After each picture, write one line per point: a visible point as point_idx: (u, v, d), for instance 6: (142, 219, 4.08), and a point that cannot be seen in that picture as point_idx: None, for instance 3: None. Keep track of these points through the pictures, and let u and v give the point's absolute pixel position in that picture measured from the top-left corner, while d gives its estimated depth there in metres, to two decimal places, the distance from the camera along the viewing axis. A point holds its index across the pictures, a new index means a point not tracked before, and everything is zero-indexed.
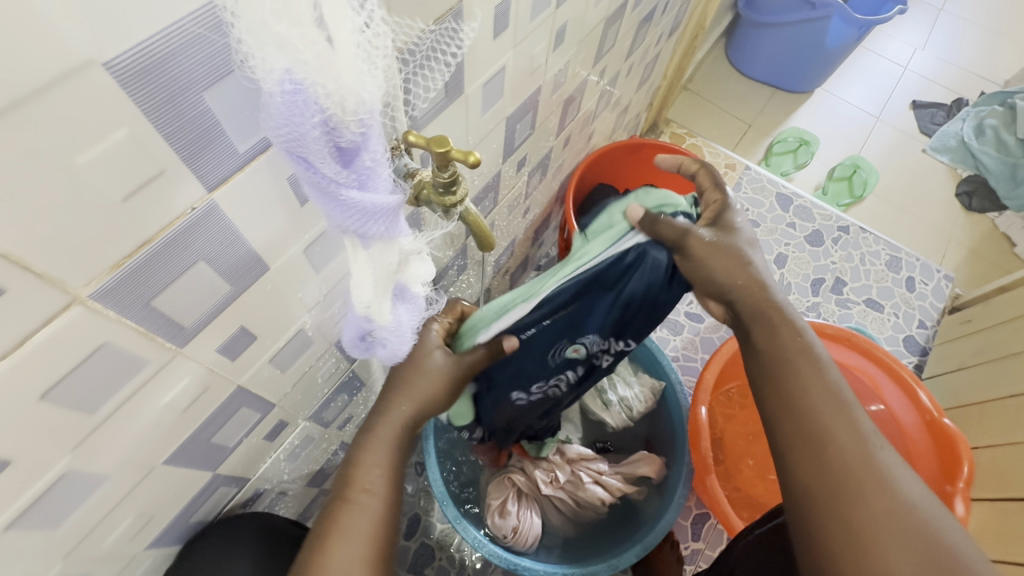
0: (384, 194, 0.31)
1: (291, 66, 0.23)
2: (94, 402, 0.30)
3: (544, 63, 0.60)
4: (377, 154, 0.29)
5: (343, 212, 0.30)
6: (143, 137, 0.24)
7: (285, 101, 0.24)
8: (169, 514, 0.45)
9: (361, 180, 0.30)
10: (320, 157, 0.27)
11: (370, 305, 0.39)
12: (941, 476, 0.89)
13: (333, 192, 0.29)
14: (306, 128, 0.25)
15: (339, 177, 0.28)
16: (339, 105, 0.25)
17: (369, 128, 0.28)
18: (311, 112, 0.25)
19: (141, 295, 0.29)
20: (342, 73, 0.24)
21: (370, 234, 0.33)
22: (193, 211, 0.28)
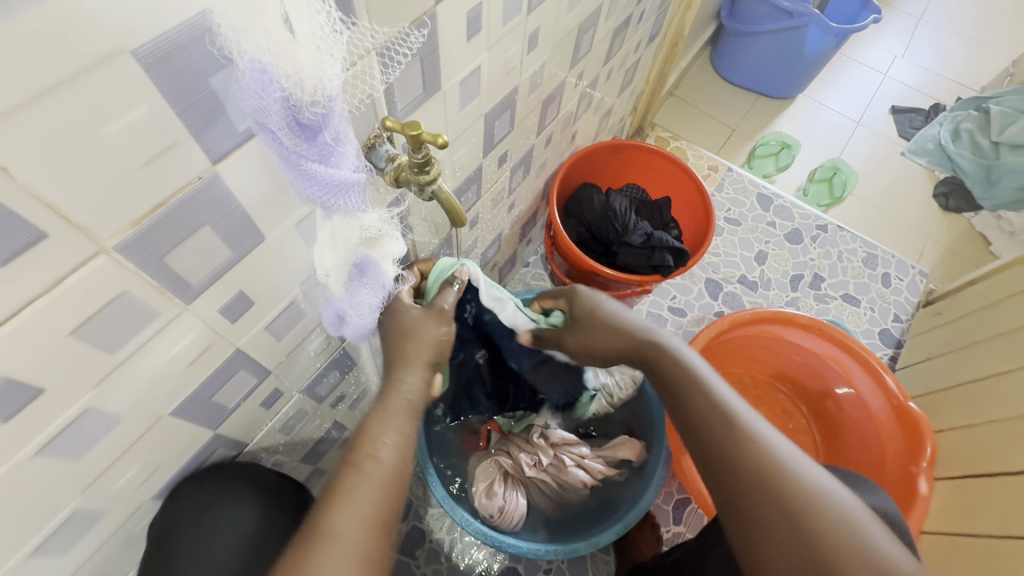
0: (343, 168, 0.38)
1: (261, 50, 0.29)
2: (112, 345, 0.35)
3: (519, 65, 0.66)
4: (336, 131, 0.35)
5: (305, 181, 0.36)
6: (160, 114, 0.29)
7: (254, 78, 0.29)
8: (174, 465, 0.50)
9: (321, 155, 0.36)
10: (283, 130, 0.32)
11: (330, 273, 0.46)
12: (908, 455, 0.94)
13: (297, 164, 0.35)
14: (270, 103, 0.31)
15: (301, 150, 0.34)
16: (301, 86, 0.31)
17: (329, 109, 0.34)
18: (274, 89, 0.30)
19: (155, 251, 0.34)
20: (300, 57, 0.30)
21: (332, 206, 0.39)
22: (199, 179, 0.33)
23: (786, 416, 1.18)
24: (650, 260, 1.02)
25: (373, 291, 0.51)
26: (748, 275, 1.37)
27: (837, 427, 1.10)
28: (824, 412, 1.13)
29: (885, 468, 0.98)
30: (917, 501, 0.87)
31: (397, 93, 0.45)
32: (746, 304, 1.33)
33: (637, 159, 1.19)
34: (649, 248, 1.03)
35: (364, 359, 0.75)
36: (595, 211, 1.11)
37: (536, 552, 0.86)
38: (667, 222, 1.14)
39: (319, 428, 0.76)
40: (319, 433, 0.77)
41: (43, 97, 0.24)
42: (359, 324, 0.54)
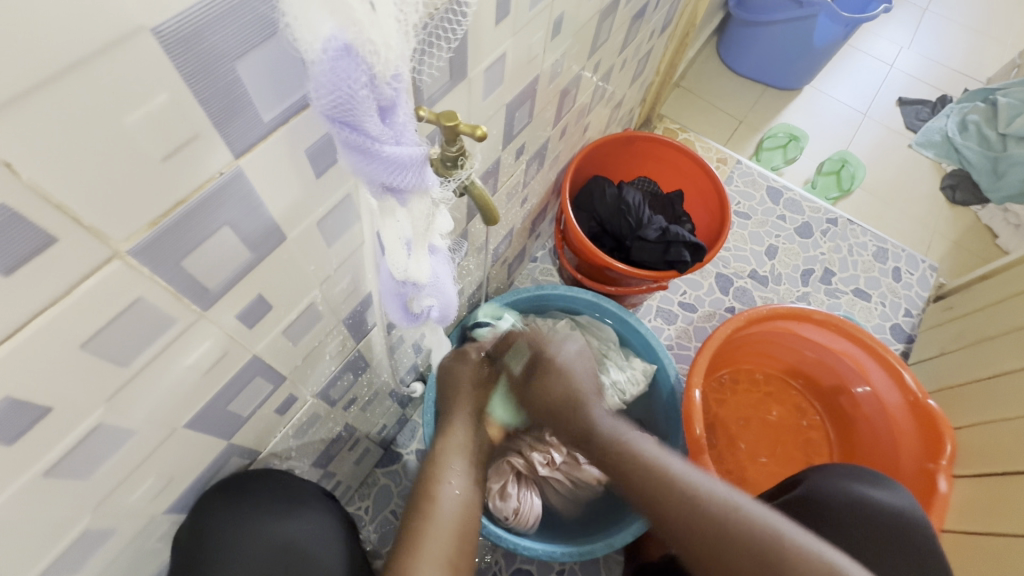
0: (414, 147, 0.34)
1: (340, 27, 0.26)
2: (126, 357, 0.32)
3: (542, 52, 0.63)
4: (407, 110, 0.32)
5: (381, 169, 0.32)
6: (183, 101, 0.26)
7: (330, 66, 0.26)
8: (187, 478, 0.47)
9: (396, 136, 0.32)
10: (366, 116, 0.29)
11: (409, 270, 0.42)
12: (924, 454, 0.92)
13: (375, 151, 0.31)
14: (354, 89, 0.27)
15: (380, 134, 0.31)
16: (382, 62, 0.28)
17: (401, 85, 0.30)
18: (356, 72, 0.27)
19: (174, 254, 0.31)
20: (384, 30, 0.27)
21: (406, 189, 0.35)
22: (221, 175, 0.30)
23: (799, 412, 1.17)
24: (666, 256, 1.00)
25: (439, 264, 0.48)
26: (759, 269, 1.35)
27: (851, 424, 1.09)
28: (836, 409, 1.12)
29: (900, 465, 0.97)
30: (937, 498, 0.85)
31: (425, 77, 0.42)
32: (757, 299, 1.31)
33: (648, 151, 1.16)
34: (665, 243, 1.01)
35: (377, 360, 0.72)
36: (607, 205, 1.08)
37: (552, 555, 0.84)
38: (679, 215, 1.12)
39: (330, 431, 0.74)
40: (331, 436, 0.75)
41: (52, 82, 0.21)
42: (429, 303, 0.50)
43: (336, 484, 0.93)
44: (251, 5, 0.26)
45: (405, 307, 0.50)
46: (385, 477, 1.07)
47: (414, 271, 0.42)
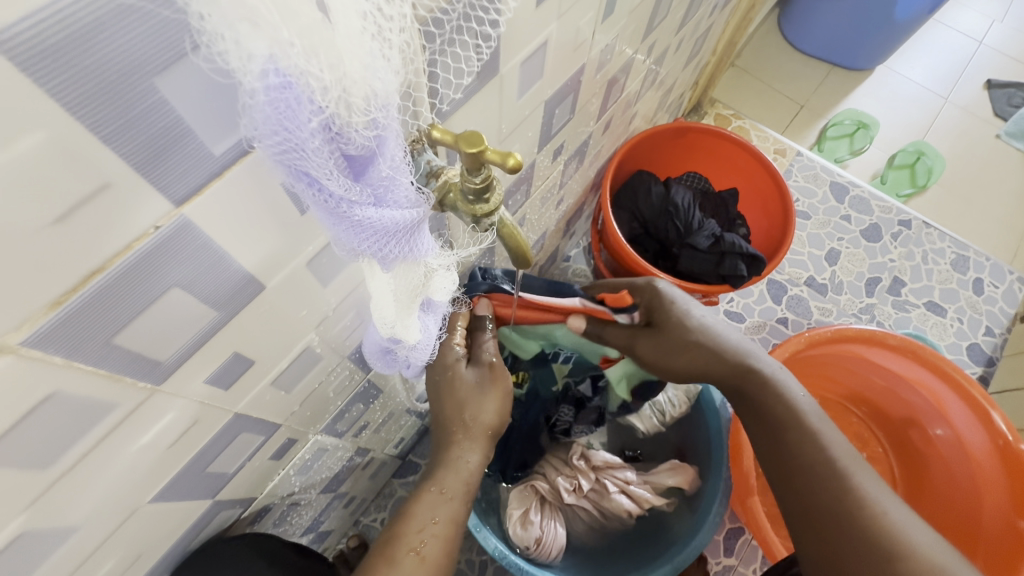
0: (405, 210, 0.27)
1: (283, 53, 0.18)
2: (49, 458, 0.25)
3: (591, 37, 0.52)
4: (395, 161, 0.25)
5: (356, 233, 0.26)
6: (73, 138, 0.17)
7: (271, 100, 0.19)
8: (165, 545, 0.41)
9: (376, 196, 0.26)
10: (322, 171, 0.22)
11: (394, 324, 0.37)
12: (1013, 506, 0.79)
13: (344, 212, 0.25)
14: (302, 136, 0.20)
15: (348, 192, 0.24)
16: (344, 103, 0.21)
17: (385, 132, 0.24)
18: (306, 113, 0.20)
19: (98, 333, 0.23)
20: (343, 55, 0.20)
21: (390, 257, 0.29)
22: (157, 230, 0.22)
23: (858, 441, 1.05)
24: (719, 268, 0.88)
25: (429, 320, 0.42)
26: (818, 277, 1.21)
27: (922, 464, 0.96)
28: (905, 443, 0.99)
29: (980, 514, 0.84)
30: None
31: (444, 94, 0.33)
32: (814, 310, 1.18)
33: (702, 145, 1.03)
34: (718, 254, 0.89)
35: (391, 386, 0.65)
36: (651, 206, 0.97)
37: None
38: (733, 218, 1.00)
39: (339, 459, 0.67)
40: (341, 462, 0.69)
41: None
42: (417, 355, 0.46)
43: (349, 502, 0.87)
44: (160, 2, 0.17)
45: (387, 351, 0.46)
46: (402, 488, 1.01)
47: (401, 331, 0.38)
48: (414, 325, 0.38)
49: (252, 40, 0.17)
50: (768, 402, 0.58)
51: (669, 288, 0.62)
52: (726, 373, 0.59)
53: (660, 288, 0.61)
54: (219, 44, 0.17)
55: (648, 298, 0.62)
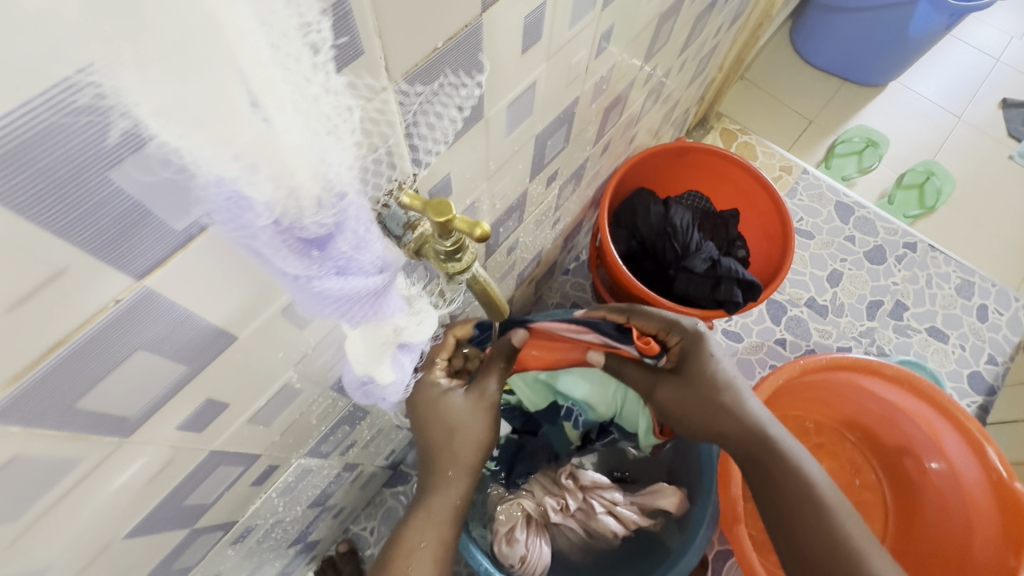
0: (370, 278, 0.28)
1: (231, 171, 0.19)
2: (15, 510, 0.25)
3: (585, 71, 0.51)
4: (358, 240, 0.26)
5: (323, 306, 0.27)
6: (24, 234, 0.17)
7: (221, 203, 0.20)
8: (143, 570, 0.42)
9: (342, 269, 0.26)
10: (280, 258, 0.23)
11: (367, 369, 0.37)
12: (1004, 543, 0.79)
13: (308, 291, 0.25)
14: (255, 230, 0.22)
15: (310, 272, 0.25)
16: (294, 199, 0.21)
17: (345, 212, 0.24)
18: (257, 214, 0.21)
19: (58, 401, 0.23)
20: (290, 161, 0.20)
21: (361, 319, 0.30)
22: (118, 302, 0.22)
23: (852, 468, 1.04)
24: (715, 293, 0.88)
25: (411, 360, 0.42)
26: (818, 298, 1.20)
27: (915, 496, 0.95)
28: (899, 472, 0.98)
29: (970, 549, 0.84)
30: None
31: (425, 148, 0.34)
32: (814, 332, 1.17)
33: (703, 164, 1.02)
34: (715, 278, 0.89)
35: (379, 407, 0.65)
36: (650, 225, 0.96)
37: None
38: (732, 239, 1.00)
39: (325, 476, 0.68)
40: (327, 479, 0.70)
41: None
42: (390, 392, 0.45)
43: (338, 513, 0.88)
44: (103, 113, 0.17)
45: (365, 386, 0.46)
46: (392, 498, 1.02)
47: (373, 372, 0.38)
48: (390, 368, 0.39)
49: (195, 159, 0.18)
50: (771, 463, 0.57)
51: (711, 340, 0.60)
52: (739, 437, 0.58)
53: (703, 334, 0.59)
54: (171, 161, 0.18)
55: (688, 342, 0.60)
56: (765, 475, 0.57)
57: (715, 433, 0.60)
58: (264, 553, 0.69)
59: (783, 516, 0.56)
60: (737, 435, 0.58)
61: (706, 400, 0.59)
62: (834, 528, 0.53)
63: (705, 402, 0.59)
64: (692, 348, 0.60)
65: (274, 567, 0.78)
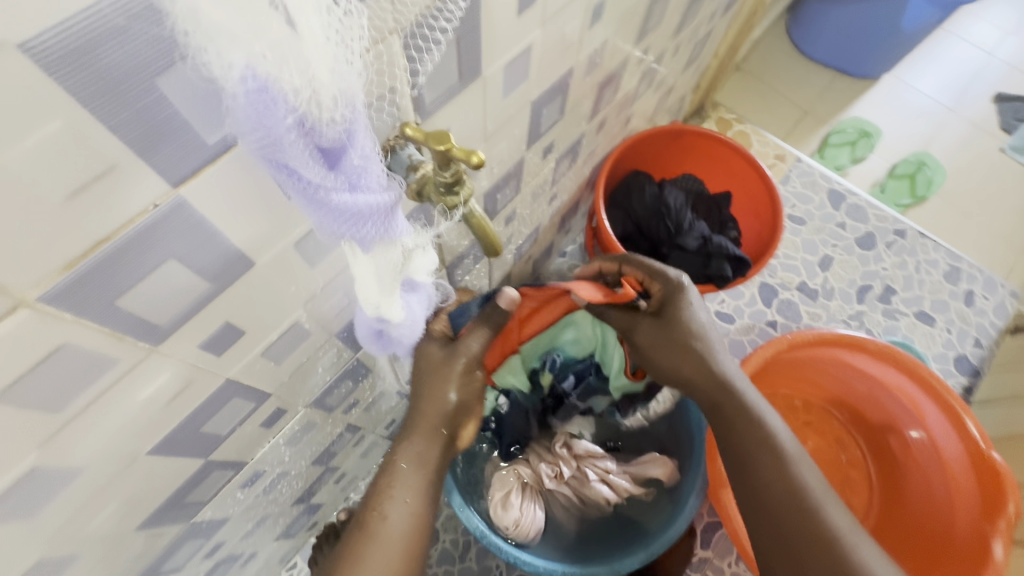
0: (377, 192, 0.30)
1: (261, 65, 0.21)
2: (57, 402, 0.29)
3: (578, 42, 0.54)
4: (365, 151, 0.28)
5: (335, 219, 0.29)
6: (85, 129, 0.21)
7: (249, 101, 0.22)
8: (161, 496, 0.45)
9: (352, 182, 0.29)
10: (299, 161, 0.25)
11: (380, 306, 0.39)
12: (981, 512, 0.82)
13: (322, 199, 0.28)
14: (281, 132, 0.24)
15: (325, 180, 0.27)
16: (312, 101, 0.24)
17: (353, 122, 0.27)
18: (282, 111, 0.23)
19: (101, 296, 0.26)
20: (312, 63, 0.22)
21: (367, 238, 0.32)
22: (156, 208, 0.25)
23: (839, 446, 1.07)
24: (706, 269, 0.92)
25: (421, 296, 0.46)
26: (809, 281, 1.23)
27: (897, 470, 0.98)
28: (882, 448, 1.01)
29: (948, 519, 0.86)
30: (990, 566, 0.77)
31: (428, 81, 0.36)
32: (804, 314, 1.20)
33: (697, 147, 1.05)
34: (705, 255, 0.93)
35: (381, 366, 0.68)
36: (645, 205, 0.99)
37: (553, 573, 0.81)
38: (725, 220, 1.03)
39: (329, 433, 0.71)
40: (330, 437, 0.73)
41: None
42: (406, 336, 0.48)
43: (340, 477, 0.91)
44: (146, 24, 0.20)
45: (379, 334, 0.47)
46: None
47: (386, 310, 0.40)
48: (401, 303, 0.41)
49: (230, 52, 0.20)
50: (735, 412, 0.61)
51: (691, 292, 0.65)
52: (702, 381, 0.63)
53: (685, 285, 0.64)
54: (204, 55, 0.21)
55: (669, 289, 0.65)
56: (730, 425, 0.61)
57: (681, 380, 0.64)
58: (269, 507, 0.72)
59: (740, 463, 0.60)
60: (701, 379, 0.63)
61: (672, 341, 0.64)
62: (791, 475, 0.57)
63: (674, 343, 0.63)
64: (670, 297, 0.65)
65: (279, 525, 0.81)
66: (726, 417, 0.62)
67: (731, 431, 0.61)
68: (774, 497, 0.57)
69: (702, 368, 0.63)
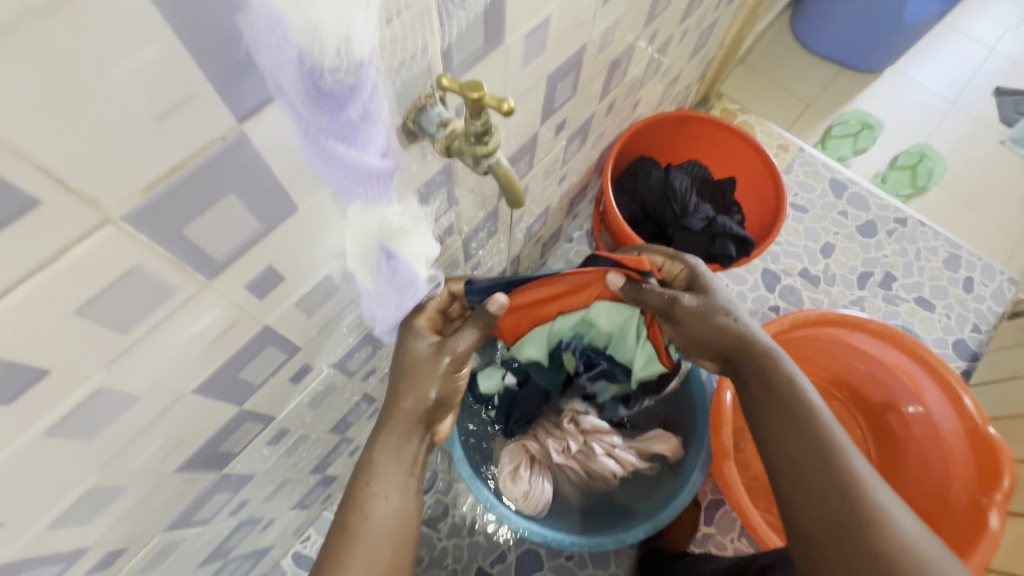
0: (367, 150, 0.32)
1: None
2: (124, 325, 0.31)
3: (592, 19, 0.57)
4: (365, 111, 0.30)
5: (323, 160, 0.32)
6: (175, 57, 0.24)
7: (266, 26, 0.25)
8: (199, 440, 0.48)
9: (347, 133, 0.30)
10: (294, 98, 0.27)
11: (354, 266, 0.44)
12: (977, 483, 0.84)
13: (314, 138, 0.30)
14: (284, 65, 0.26)
15: (320, 123, 0.29)
16: (319, 50, 0.25)
17: (361, 81, 0.28)
18: (288, 46, 0.25)
19: (171, 223, 0.29)
20: (321, 11, 0.24)
21: (354, 187, 0.35)
22: (223, 140, 0.28)
23: (839, 425, 1.09)
24: (710, 248, 0.94)
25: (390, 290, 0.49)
26: (811, 268, 1.26)
27: (896, 446, 1.01)
28: (882, 428, 1.04)
29: (947, 492, 0.89)
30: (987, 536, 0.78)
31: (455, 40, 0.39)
32: (806, 300, 1.23)
33: (702, 134, 1.08)
34: (710, 235, 0.95)
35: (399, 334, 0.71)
36: (651, 189, 1.02)
37: (563, 544, 0.84)
38: (729, 205, 1.05)
39: (347, 400, 0.74)
40: (348, 405, 0.76)
41: (15, 31, 0.19)
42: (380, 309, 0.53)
43: (354, 450, 0.94)
44: None
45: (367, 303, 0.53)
46: None
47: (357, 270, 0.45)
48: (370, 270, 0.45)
49: None
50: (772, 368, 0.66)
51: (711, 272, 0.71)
52: (733, 347, 0.67)
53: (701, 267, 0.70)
54: None
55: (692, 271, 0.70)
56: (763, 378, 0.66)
57: (709, 345, 0.69)
58: (289, 471, 0.75)
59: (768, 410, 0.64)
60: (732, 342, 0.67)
61: (694, 314, 0.67)
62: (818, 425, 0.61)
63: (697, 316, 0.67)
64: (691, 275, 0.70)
65: (296, 492, 0.84)
66: (756, 376, 0.66)
67: (763, 382, 0.66)
68: (799, 441, 0.61)
69: (729, 336, 0.67)
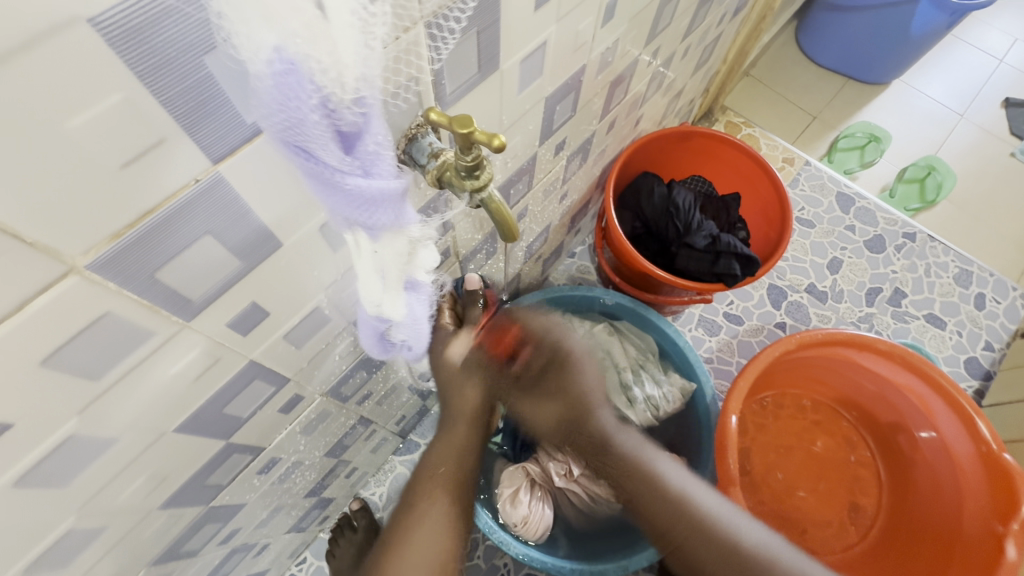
0: (389, 179, 0.31)
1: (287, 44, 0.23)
2: (95, 371, 0.30)
3: (591, 40, 0.56)
4: (381, 139, 0.29)
5: (347, 201, 0.30)
6: (141, 103, 0.22)
7: (276, 82, 0.24)
8: (183, 475, 0.46)
9: (367, 167, 0.29)
10: (319, 144, 0.26)
11: (381, 303, 0.41)
12: (992, 512, 0.81)
13: (336, 182, 0.29)
14: (304, 112, 0.25)
15: (342, 164, 0.28)
16: (337, 84, 0.25)
17: (371, 111, 0.27)
18: (307, 91, 0.24)
19: (143, 267, 0.28)
20: (337, 44, 0.24)
21: (378, 224, 0.33)
22: (197, 182, 0.27)
23: (848, 445, 1.07)
24: (714, 267, 0.92)
25: (421, 302, 0.46)
26: (818, 284, 1.23)
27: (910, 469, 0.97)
28: (893, 449, 1.01)
29: (960, 521, 0.85)
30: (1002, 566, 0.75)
31: (446, 71, 0.37)
32: (813, 316, 1.20)
33: (706, 149, 1.06)
34: (714, 253, 0.93)
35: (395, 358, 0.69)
36: (654, 206, 1.00)
37: (562, 570, 0.81)
38: (733, 221, 1.03)
39: (342, 424, 0.72)
40: (343, 429, 0.74)
41: None
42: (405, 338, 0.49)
43: (351, 472, 0.92)
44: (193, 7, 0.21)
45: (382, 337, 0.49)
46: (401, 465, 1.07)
47: (388, 308, 0.42)
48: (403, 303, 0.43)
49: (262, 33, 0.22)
50: None
51: None
52: None
53: None
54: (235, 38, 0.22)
55: None
56: None
57: None
58: (282, 497, 0.73)
59: None
60: None
61: None
62: None
63: None
64: None
65: (291, 516, 0.82)
66: None
67: None
68: None
69: None
